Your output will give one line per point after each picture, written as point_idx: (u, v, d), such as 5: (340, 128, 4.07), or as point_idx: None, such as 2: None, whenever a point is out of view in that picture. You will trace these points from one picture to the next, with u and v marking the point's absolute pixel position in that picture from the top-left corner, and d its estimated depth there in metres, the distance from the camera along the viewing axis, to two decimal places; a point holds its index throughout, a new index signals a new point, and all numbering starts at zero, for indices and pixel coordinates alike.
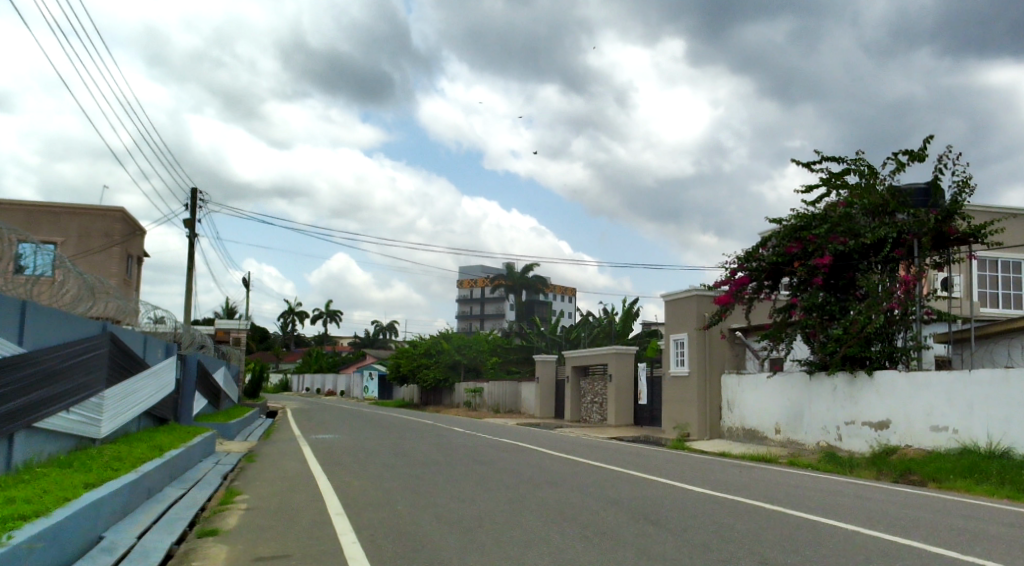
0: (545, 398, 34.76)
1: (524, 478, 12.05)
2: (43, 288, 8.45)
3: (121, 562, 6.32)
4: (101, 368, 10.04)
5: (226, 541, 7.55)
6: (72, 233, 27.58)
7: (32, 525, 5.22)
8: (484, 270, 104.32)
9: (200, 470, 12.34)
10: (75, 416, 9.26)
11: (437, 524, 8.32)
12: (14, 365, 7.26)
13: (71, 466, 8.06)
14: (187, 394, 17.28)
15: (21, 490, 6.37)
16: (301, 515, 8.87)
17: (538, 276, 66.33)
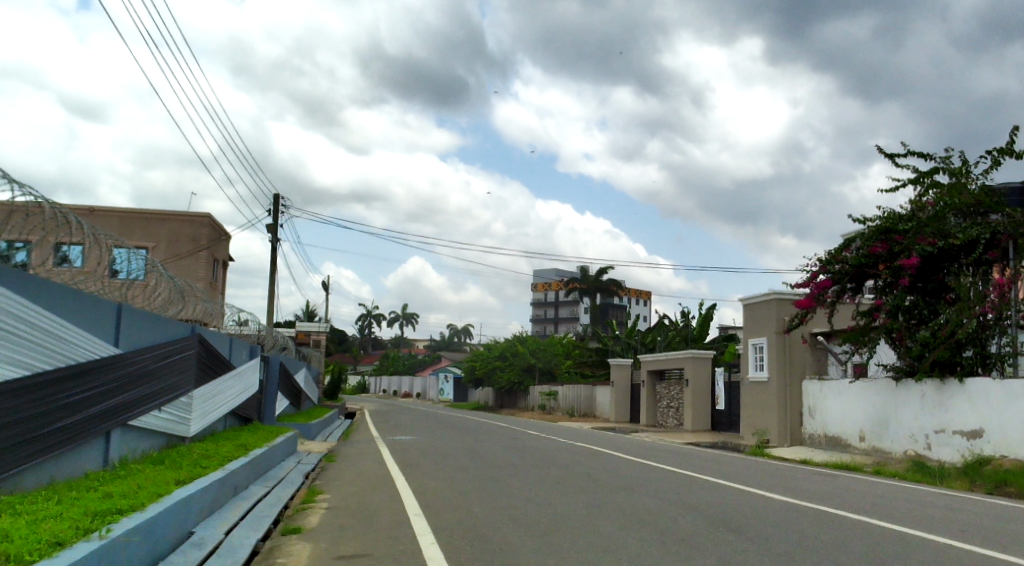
0: (620, 403, 34.37)
1: (598, 482, 11.93)
2: (136, 291, 8.84)
3: (210, 557, 6.52)
4: (190, 369, 10.40)
5: (308, 539, 7.70)
6: (162, 238, 28.83)
7: (130, 520, 5.43)
8: (558, 272, 104.01)
9: (282, 468, 12.66)
10: (166, 414, 9.63)
11: (513, 526, 8.29)
12: (112, 364, 7.60)
13: (163, 463, 8.36)
14: (270, 395, 17.73)
15: (117, 485, 6.65)
16: (379, 515, 8.99)
17: (612, 280, 65.73)
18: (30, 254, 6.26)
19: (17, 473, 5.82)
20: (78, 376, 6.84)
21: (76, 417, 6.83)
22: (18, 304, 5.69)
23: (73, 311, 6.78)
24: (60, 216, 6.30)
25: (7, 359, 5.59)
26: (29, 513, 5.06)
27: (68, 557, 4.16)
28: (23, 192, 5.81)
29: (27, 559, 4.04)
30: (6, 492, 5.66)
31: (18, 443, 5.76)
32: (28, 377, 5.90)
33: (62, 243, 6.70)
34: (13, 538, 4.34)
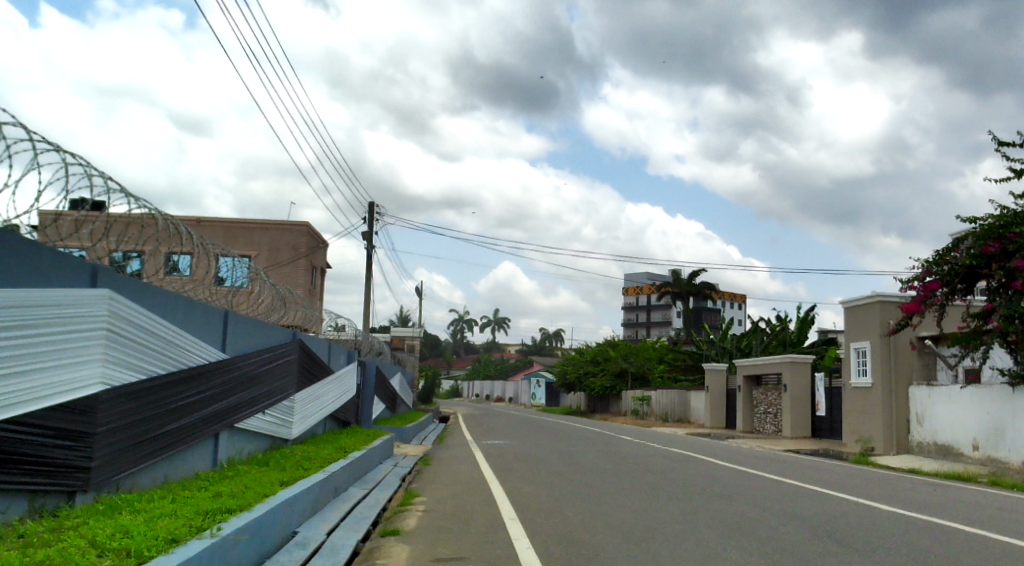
0: (715, 408, 33.48)
1: (694, 490, 11.62)
2: (241, 298, 9.21)
3: (313, 557, 6.67)
4: (291, 373, 10.72)
5: (407, 541, 7.80)
6: (263, 247, 30.00)
7: (238, 519, 5.62)
8: (649, 276, 102.51)
9: (380, 471, 12.92)
10: (270, 417, 9.99)
11: (608, 532, 8.17)
12: (221, 369, 7.93)
13: (267, 464, 8.68)
14: (367, 399, 18.16)
15: (226, 485, 6.89)
16: (475, 519, 8.99)
17: (705, 283, 64.27)
18: (143, 262, 6.58)
19: (135, 472, 6.12)
20: (189, 380, 7.14)
21: (187, 419, 7.13)
22: (135, 313, 5.98)
23: (183, 318, 7.06)
24: (172, 228, 6.59)
25: (125, 364, 5.88)
26: (146, 511, 5.29)
27: (182, 553, 4.33)
28: (140, 205, 6.10)
29: (146, 555, 4.20)
30: (125, 491, 5.95)
31: (135, 444, 6.06)
32: (143, 381, 6.18)
33: (173, 253, 6.98)
34: (133, 534, 4.55)
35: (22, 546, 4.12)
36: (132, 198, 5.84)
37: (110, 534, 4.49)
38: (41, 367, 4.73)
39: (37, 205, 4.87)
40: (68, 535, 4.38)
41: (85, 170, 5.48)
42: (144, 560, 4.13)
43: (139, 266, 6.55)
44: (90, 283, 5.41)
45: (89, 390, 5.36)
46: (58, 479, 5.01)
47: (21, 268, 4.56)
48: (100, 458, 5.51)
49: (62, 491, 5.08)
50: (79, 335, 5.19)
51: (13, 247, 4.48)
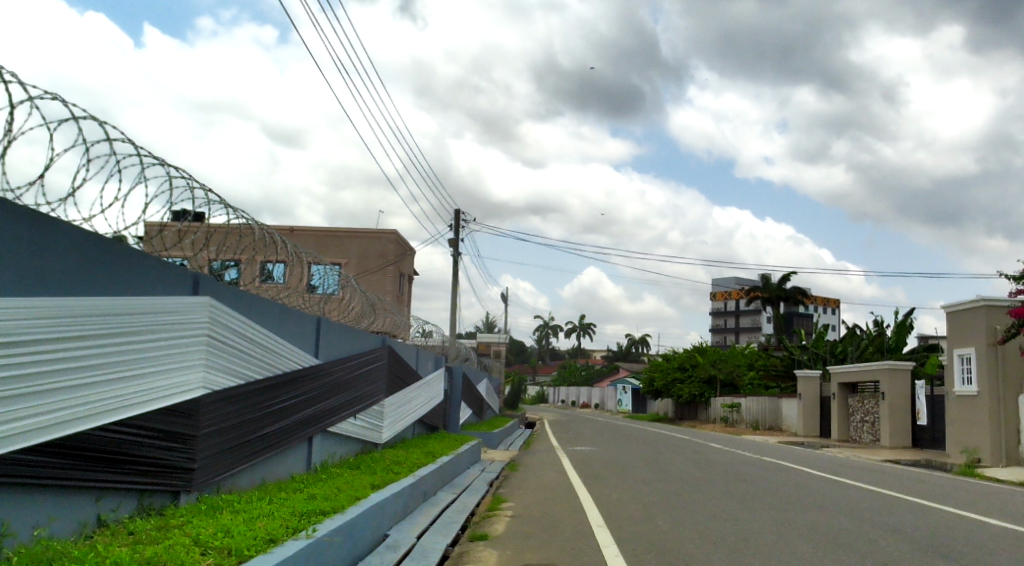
0: (808, 416, 32.33)
1: (788, 500, 11.22)
2: (332, 305, 9.45)
3: (405, 559, 6.78)
4: (381, 378, 10.94)
5: (495, 546, 7.81)
6: (353, 254, 30.78)
7: (332, 521, 5.75)
8: (738, 280, 99.85)
9: (468, 476, 13.01)
10: (361, 422, 10.21)
11: (698, 541, 7.99)
12: (314, 374, 8.16)
13: (359, 468, 8.87)
14: (454, 405, 18.39)
15: (320, 488, 7.09)
16: (563, 525, 8.92)
17: (796, 287, 62.19)
18: (239, 271, 6.72)
19: (234, 474, 6.37)
20: (284, 385, 7.37)
21: (282, 423, 7.35)
22: (232, 320, 6.19)
23: (279, 324, 7.30)
24: (266, 236, 6.84)
25: (225, 370, 6.11)
26: (246, 512, 5.48)
27: (279, 553, 4.45)
28: (237, 214, 6.37)
29: (245, 555, 4.34)
30: (225, 491, 6.18)
31: (235, 447, 6.29)
32: (242, 386, 6.41)
33: (268, 261, 7.21)
34: (233, 533, 4.71)
35: (133, 542, 4.34)
36: (230, 209, 6.14)
37: (212, 533, 4.66)
38: (149, 372, 4.99)
39: (142, 218, 5.17)
40: (173, 534, 4.57)
41: (186, 183, 5.82)
42: (244, 560, 4.26)
43: (237, 276, 6.69)
44: (192, 291, 5.64)
45: (193, 394, 5.59)
46: (164, 479, 5.25)
47: (130, 277, 4.81)
48: (203, 460, 5.74)
49: (167, 491, 5.32)
50: (182, 341, 5.41)
51: (122, 258, 4.73)
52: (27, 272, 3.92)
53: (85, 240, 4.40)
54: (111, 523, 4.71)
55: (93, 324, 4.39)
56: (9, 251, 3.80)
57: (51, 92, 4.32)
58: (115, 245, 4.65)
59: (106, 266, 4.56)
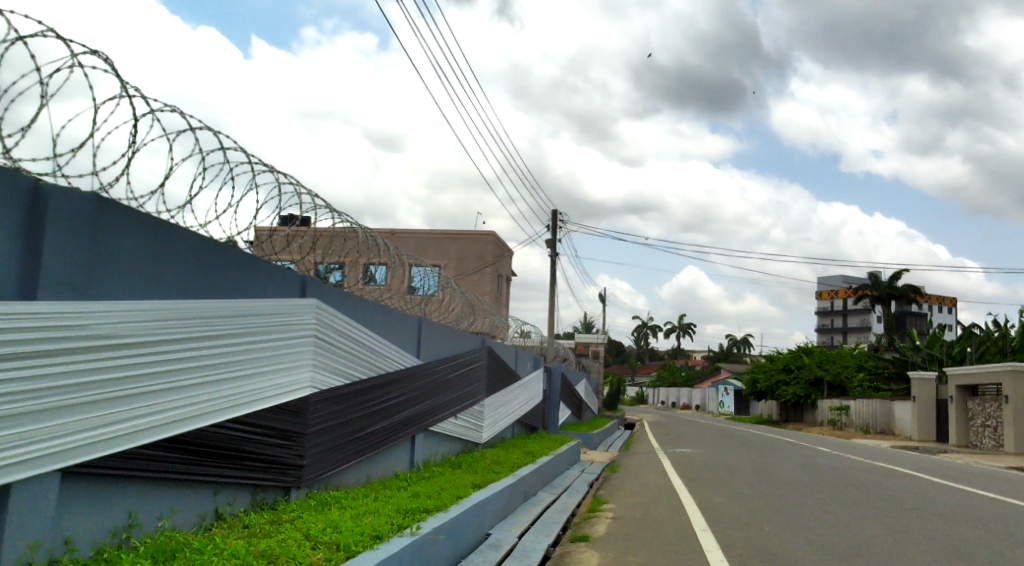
0: (923, 421, 30.56)
1: (905, 507, 10.62)
2: (433, 306, 9.56)
3: (507, 559, 6.80)
4: (480, 379, 11.04)
5: (597, 548, 7.74)
6: (452, 256, 31.26)
7: (435, 519, 5.83)
8: (846, 278, 95.64)
9: (568, 477, 12.97)
10: (461, 421, 10.33)
11: (806, 548, 7.68)
12: (416, 374, 8.31)
13: (460, 467, 8.99)
14: (553, 405, 18.40)
15: (423, 486, 7.21)
16: (665, 529, 8.76)
17: (909, 285, 58.94)
18: (343, 274, 6.89)
19: (341, 471, 6.57)
20: (387, 384, 7.54)
21: (386, 422, 7.51)
22: (337, 320, 6.37)
23: (382, 325, 7.49)
24: (369, 240, 6.99)
25: (331, 370, 6.31)
26: (353, 508, 5.64)
27: (385, 550, 4.55)
28: (341, 218, 6.54)
29: (353, 550, 4.45)
30: (333, 488, 6.40)
31: (341, 445, 6.49)
32: (348, 385, 6.61)
33: (371, 263, 7.36)
34: (341, 529, 4.84)
35: (248, 535, 4.53)
36: (335, 213, 6.33)
37: (321, 528, 4.82)
38: (262, 371, 5.21)
39: (253, 224, 5.44)
40: (285, 527, 4.76)
41: (293, 190, 6.05)
42: (352, 555, 4.37)
43: (341, 278, 6.86)
44: (300, 294, 5.85)
45: (302, 393, 5.81)
46: (276, 475, 5.47)
47: (241, 279, 5.04)
48: (312, 457, 5.95)
49: (279, 487, 5.55)
50: (291, 341, 5.62)
51: (234, 262, 4.95)
52: (149, 275, 4.16)
53: (204, 244, 4.67)
54: (228, 516, 4.95)
55: (209, 324, 4.61)
56: (133, 254, 4.04)
57: (171, 106, 4.58)
58: (228, 249, 4.88)
59: (221, 268, 4.81)
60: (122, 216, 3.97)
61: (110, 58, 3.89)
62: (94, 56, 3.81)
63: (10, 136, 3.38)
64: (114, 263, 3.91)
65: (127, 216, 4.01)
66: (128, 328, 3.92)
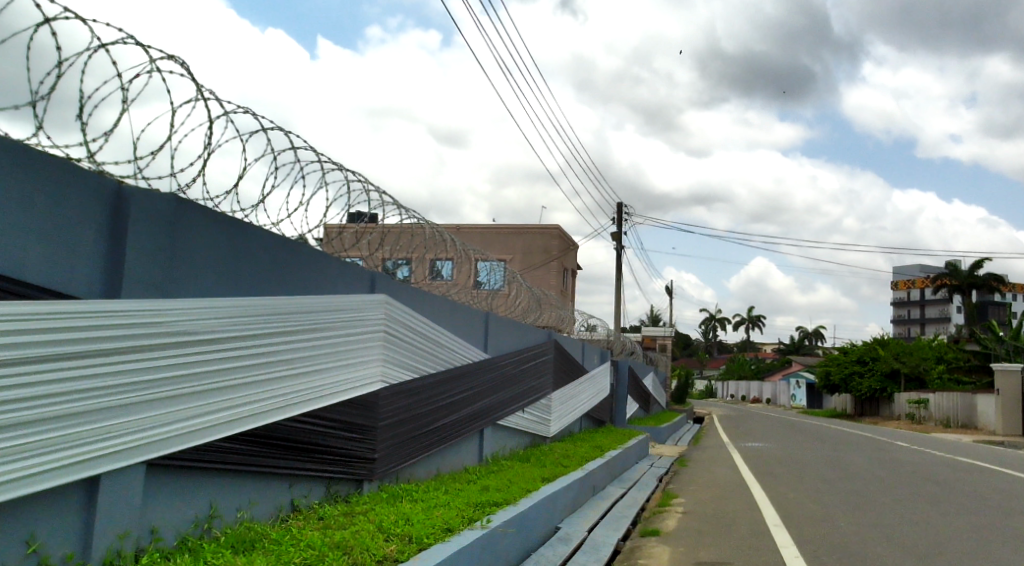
0: (1008, 415, 29.20)
1: (992, 504, 10.17)
2: (500, 301, 9.53)
3: (576, 552, 6.78)
4: (547, 373, 11.01)
5: (668, 543, 7.64)
6: (518, 250, 31.31)
7: (505, 512, 5.85)
8: (924, 267, 92.07)
9: (637, 471, 12.85)
10: (529, 415, 10.34)
11: (887, 545, 7.44)
12: (484, 368, 8.36)
13: (528, 460, 9.02)
14: (621, 399, 18.27)
15: (492, 479, 7.26)
16: (738, 524, 8.60)
17: (992, 273, 56.32)
18: (409, 269, 6.96)
19: (412, 464, 6.66)
20: (456, 378, 7.62)
21: (455, 416, 7.59)
22: (406, 315, 6.44)
23: (450, 320, 7.55)
24: (436, 236, 7.02)
25: (401, 364, 6.40)
26: (425, 501, 5.72)
27: (457, 542, 4.58)
28: (409, 215, 6.59)
29: (425, 542, 4.51)
30: (403, 481, 6.50)
31: (412, 438, 6.58)
32: (417, 379, 6.70)
33: (438, 260, 7.40)
34: (414, 521, 4.91)
35: (323, 527, 4.64)
36: (403, 210, 6.38)
37: (393, 520, 4.89)
38: (334, 366, 5.33)
39: (323, 221, 5.51)
40: (358, 520, 4.85)
41: (362, 187, 6.12)
42: (424, 548, 4.43)
43: (408, 274, 6.94)
44: (369, 290, 5.94)
45: (373, 387, 5.90)
46: (348, 468, 5.58)
47: (311, 275, 5.14)
48: (383, 450, 6.05)
49: (352, 479, 5.66)
50: (362, 336, 5.71)
51: (304, 258, 5.05)
52: (224, 273, 4.27)
53: (277, 243, 4.79)
54: (303, 508, 5.07)
55: (283, 320, 4.72)
56: (209, 253, 4.16)
57: (244, 106, 4.64)
58: (299, 247, 4.99)
59: (292, 266, 4.92)
60: (199, 215, 4.10)
61: (186, 63, 3.99)
62: (172, 61, 3.92)
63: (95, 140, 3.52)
64: (193, 263, 4.05)
65: (202, 216, 4.14)
66: (204, 325, 4.03)
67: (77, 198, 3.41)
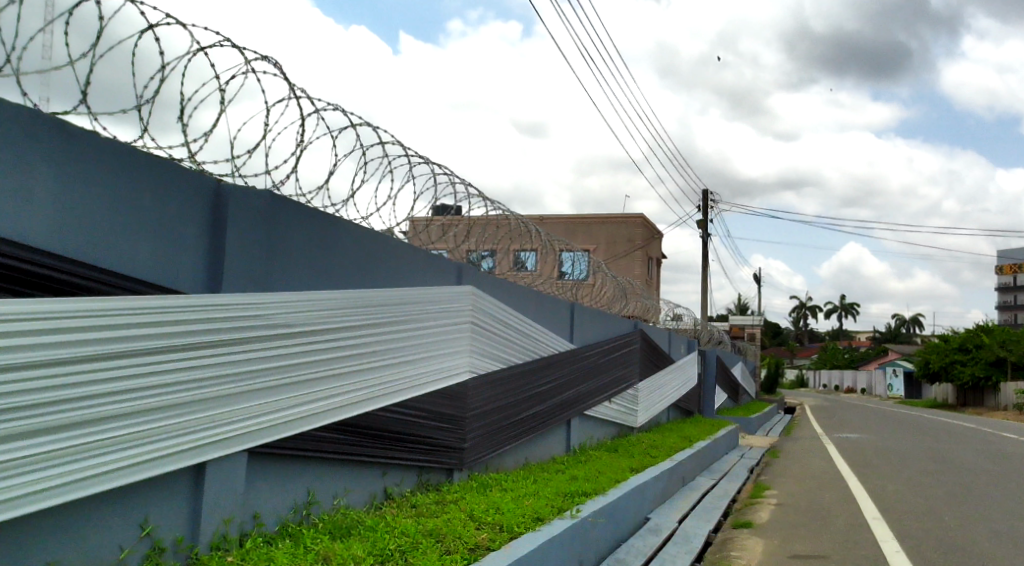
0: None
1: None
2: (586, 291, 9.49)
3: (667, 543, 6.69)
4: (634, 363, 10.90)
5: (761, 535, 7.45)
6: (602, 240, 31.10)
7: (594, 502, 5.83)
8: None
9: (727, 461, 12.59)
10: (615, 406, 10.25)
11: (997, 541, 7.03)
12: (570, 358, 8.34)
13: (616, 451, 8.96)
14: (709, 389, 17.94)
15: (580, 469, 7.24)
16: (834, 517, 8.31)
17: None
18: (494, 261, 6.97)
19: (500, 454, 6.72)
20: (543, 368, 7.63)
21: (542, 406, 7.61)
22: (492, 306, 6.51)
23: (535, 311, 7.56)
24: (520, 227, 7.04)
25: (488, 355, 6.45)
26: (514, 490, 5.76)
27: (547, 532, 4.60)
28: (494, 206, 6.62)
29: (516, 531, 4.55)
30: (492, 470, 6.56)
31: (500, 428, 6.64)
32: (504, 370, 6.74)
33: (522, 250, 7.41)
34: (504, 510, 4.95)
35: (416, 514, 4.73)
36: (488, 202, 6.43)
37: (484, 509, 4.93)
38: (424, 356, 5.42)
39: (410, 214, 5.61)
40: (450, 508, 4.92)
41: (448, 179, 6.20)
42: (515, 537, 4.46)
43: (493, 265, 6.95)
44: (456, 281, 6.03)
45: (461, 378, 5.97)
46: (439, 457, 5.67)
47: (399, 268, 5.24)
48: (472, 440, 6.12)
49: (442, 469, 5.75)
50: (450, 327, 5.79)
51: (393, 251, 5.16)
52: (317, 267, 4.40)
53: (366, 236, 4.89)
54: (396, 496, 5.19)
55: (374, 312, 4.83)
56: (303, 247, 4.30)
57: (334, 104, 4.76)
58: (387, 240, 5.09)
59: (381, 260, 5.03)
60: (294, 211, 4.24)
61: (279, 64, 4.13)
62: (265, 61, 4.06)
63: (196, 141, 3.68)
64: (288, 258, 4.18)
65: (297, 211, 4.27)
66: (298, 317, 4.15)
67: (178, 197, 3.56)
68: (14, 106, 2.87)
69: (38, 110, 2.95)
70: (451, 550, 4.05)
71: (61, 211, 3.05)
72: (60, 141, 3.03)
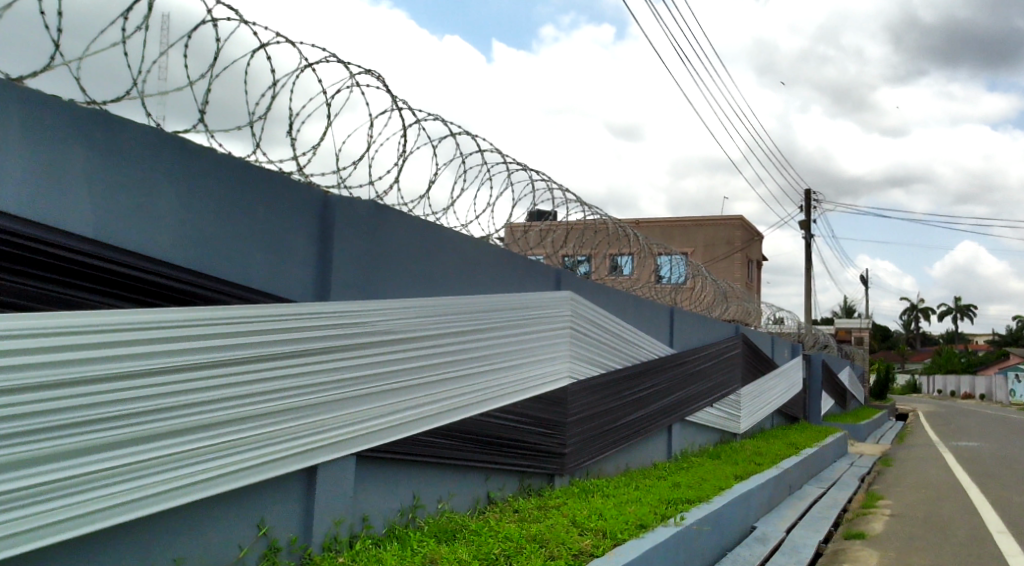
0: None
1: None
2: (685, 295, 9.31)
3: (775, 553, 6.47)
4: (735, 368, 10.60)
5: (875, 546, 7.11)
6: (699, 243, 30.47)
7: (699, 509, 5.70)
8: None
9: (835, 469, 12.09)
10: (717, 411, 9.99)
11: None
12: (670, 364, 8.20)
13: (719, 457, 8.74)
14: (814, 394, 17.27)
15: (683, 476, 7.10)
16: (956, 529, 7.83)
17: None
18: (591, 266, 6.83)
19: (601, 460, 6.66)
20: (643, 374, 7.53)
21: (643, 412, 7.50)
22: (591, 311, 6.49)
23: (633, 316, 7.47)
24: (618, 231, 6.91)
25: (587, 360, 6.42)
26: (615, 496, 5.70)
27: (651, 539, 4.53)
28: (591, 211, 6.58)
29: (620, 537, 4.50)
30: (593, 475, 6.52)
31: (600, 434, 6.59)
32: (604, 375, 6.69)
33: (619, 254, 7.31)
34: (607, 516, 4.91)
35: (519, 519, 4.74)
36: (587, 206, 6.39)
37: (587, 515, 4.90)
38: (524, 362, 5.44)
39: (507, 220, 5.60)
40: (552, 513, 4.92)
41: (546, 184, 6.20)
42: (619, 543, 4.42)
43: (589, 271, 6.81)
44: (555, 287, 6.08)
45: (561, 383, 5.97)
46: (540, 462, 5.67)
47: (497, 274, 5.29)
48: (572, 445, 6.09)
49: (543, 474, 5.75)
50: (549, 332, 5.80)
51: (490, 257, 5.21)
52: (418, 275, 4.48)
53: (465, 243, 4.95)
54: (499, 500, 5.22)
55: (474, 319, 4.88)
56: (405, 255, 4.39)
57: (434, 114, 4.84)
58: (485, 248, 5.14)
59: (479, 267, 5.08)
60: (396, 218, 4.34)
61: (381, 76, 4.24)
62: (367, 76, 4.18)
63: (304, 154, 3.84)
64: (391, 266, 4.28)
65: (399, 219, 4.37)
66: (400, 324, 4.24)
67: (286, 209, 3.70)
68: (138, 127, 3.07)
69: (160, 129, 3.14)
70: (555, 555, 4.05)
71: (179, 224, 3.22)
72: (179, 159, 3.21)
